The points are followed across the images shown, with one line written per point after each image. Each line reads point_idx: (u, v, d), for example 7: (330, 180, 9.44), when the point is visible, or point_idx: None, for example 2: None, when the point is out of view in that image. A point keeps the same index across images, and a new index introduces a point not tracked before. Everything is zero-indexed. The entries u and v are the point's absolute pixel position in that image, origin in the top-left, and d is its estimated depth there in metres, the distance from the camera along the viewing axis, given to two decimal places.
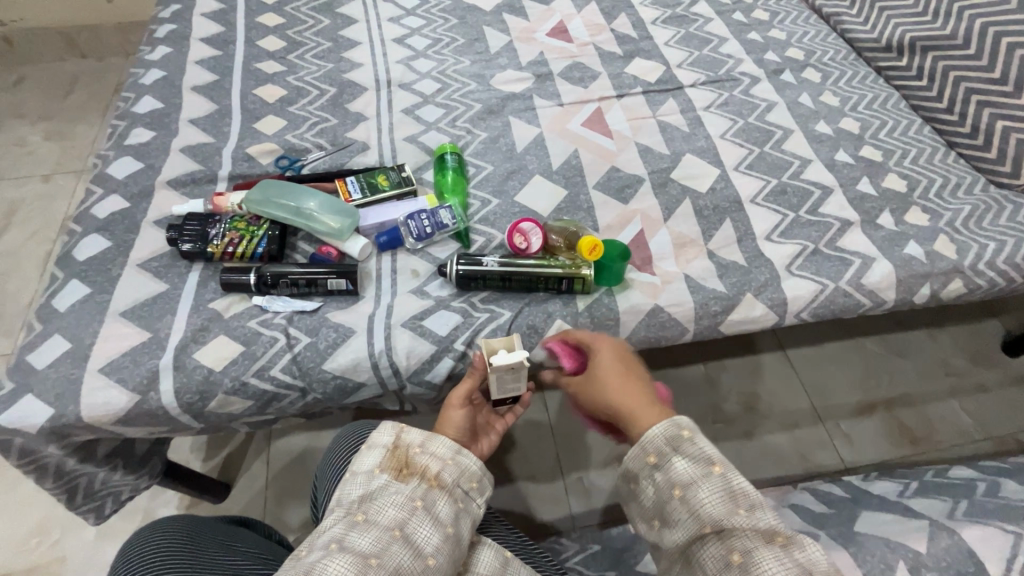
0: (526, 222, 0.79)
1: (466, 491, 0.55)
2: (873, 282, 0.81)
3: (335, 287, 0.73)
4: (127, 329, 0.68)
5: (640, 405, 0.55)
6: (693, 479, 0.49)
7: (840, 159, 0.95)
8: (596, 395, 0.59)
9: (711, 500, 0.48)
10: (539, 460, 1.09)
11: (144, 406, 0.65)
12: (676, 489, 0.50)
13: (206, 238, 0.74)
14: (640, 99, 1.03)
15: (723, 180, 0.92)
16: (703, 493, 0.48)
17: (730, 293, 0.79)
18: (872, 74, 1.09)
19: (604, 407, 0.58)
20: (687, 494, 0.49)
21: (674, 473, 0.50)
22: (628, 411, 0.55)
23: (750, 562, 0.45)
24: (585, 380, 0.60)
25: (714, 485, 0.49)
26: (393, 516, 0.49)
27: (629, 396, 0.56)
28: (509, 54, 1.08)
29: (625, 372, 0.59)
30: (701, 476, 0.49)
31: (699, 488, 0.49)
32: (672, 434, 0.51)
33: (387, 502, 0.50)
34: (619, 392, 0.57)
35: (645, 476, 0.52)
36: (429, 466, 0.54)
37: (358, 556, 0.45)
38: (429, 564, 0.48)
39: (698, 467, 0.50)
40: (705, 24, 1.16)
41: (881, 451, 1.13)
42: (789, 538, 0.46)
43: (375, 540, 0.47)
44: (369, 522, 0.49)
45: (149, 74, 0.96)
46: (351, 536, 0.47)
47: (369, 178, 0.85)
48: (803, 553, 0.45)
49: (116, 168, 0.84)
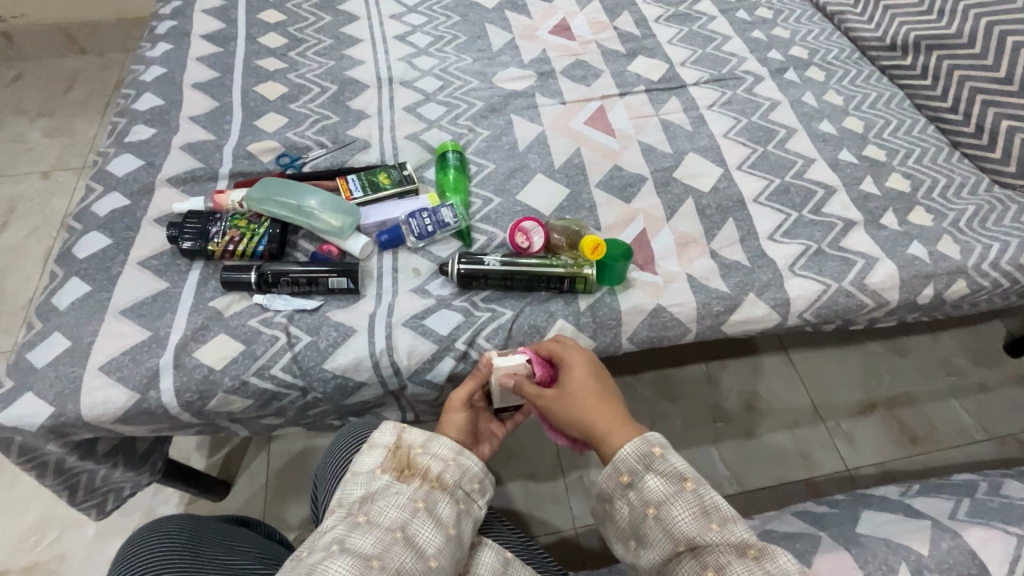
0: (528, 221, 0.78)
1: (468, 492, 0.55)
2: (877, 282, 0.81)
3: (336, 286, 0.72)
4: (127, 328, 0.68)
5: (613, 424, 0.56)
6: (665, 497, 0.50)
7: (844, 158, 0.95)
8: (568, 412, 0.58)
9: (684, 518, 0.49)
10: (540, 459, 1.09)
11: (144, 405, 0.65)
12: (650, 509, 0.51)
13: (207, 236, 0.74)
14: (643, 98, 1.02)
15: (726, 179, 0.91)
16: (676, 511, 0.49)
17: (732, 293, 0.78)
18: (876, 73, 1.08)
19: (577, 424, 0.58)
20: (661, 512, 0.50)
21: (647, 492, 0.51)
22: (601, 431, 0.56)
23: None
24: (557, 396, 0.59)
25: (687, 502, 0.50)
26: (395, 517, 0.49)
27: (602, 414, 0.57)
28: (511, 52, 1.07)
29: (599, 390, 0.59)
30: (674, 493, 0.50)
31: (672, 505, 0.50)
32: (644, 452, 0.52)
33: (389, 503, 0.50)
34: (592, 410, 0.57)
35: (619, 496, 0.53)
36: (431, 466, 0.54)
37: (360, 558, 0.45)
38: (431, 566, 0.48)
39: (670, 485, 0.51)
40: (709, 23, 1.15)
41: (881, 450, 1.13)
42: (762, 550, 0.47)
43: (377, 541, 0.47)
44: (371, 523, 0.48)
45: (149, 71, 0.95)
46: (352, 538, 0.47)
47: (371, 177, 0.84)
48: (775, 564, 0.46)
49: (116, 165, 0.84)
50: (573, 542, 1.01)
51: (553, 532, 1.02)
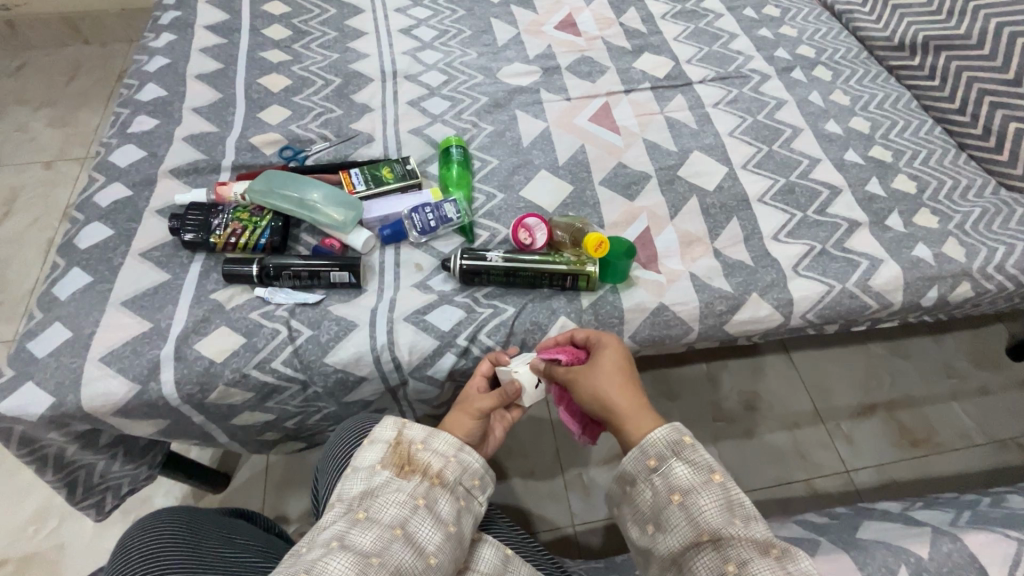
0: (531, 217, 0.78)
1: (469, 489, 0.55)
2: (881, 285, 0.80)
3: (337, 280, 0.72)
4: (129, 320, 0.66)
5: (639, 411, 0.56)
6: (692, 485, 0.50)
7: (849, 159, 0.94)
8: (595, 392, 0.59)
9: (710, 507, 0.49)
10: (539, 456, 1.09)
11: (144, 397, 0.63)
12: (675, 495, 0.50)
13: (209, 227, 0.73)
14: (648, 94, 1.02)
15: (731, 178, 0.91)
16: (702, 500, 0.49)
17: (736, 292, 0.78)
18: (883, 73, 1.08)
19: (602, 404, 0.58)
20: (686, 500, 0.50)
21: (673, 478, 0.51)
22: (624, 413, 0.57)
23: (744, 572, 0.46)
24: (586, 370, 0.61)
25: (713, 495, 0.49)
26: (396, 513, 0.49)
27: (626, 398, 0.58)
28: (516, 47, 1.07)
29: (627, 378, 0.60)
30: (701, 483, 0.50)
31: (699, 495, 0.50)
32: (674, 439, 0.52)
33: (389, 500, 0.50)
34: (620, 393, 0.58)
35: (643, 479, 0.53)
36: (432, 463, 0.54)
37: (359, 555, 0.45)
38: (430, 564, 0.48)
39: (698, 475, 0.51)
40: (715, 20, 1.14)
41: (882, 452, 1.13)
42: (784, 551, 0.47)
43: (376, 538, 0.47)
44: (371, 520, 0.48)
45: (153, 61, 0.95)
46: (352, 534, 0.47)
47: (374, 170, 0.84)
48: (797, 566, 0.46)
49: (118, 155, 0.82)
50: (572, 539, 1.01)
51: (553, 529, 1.02)
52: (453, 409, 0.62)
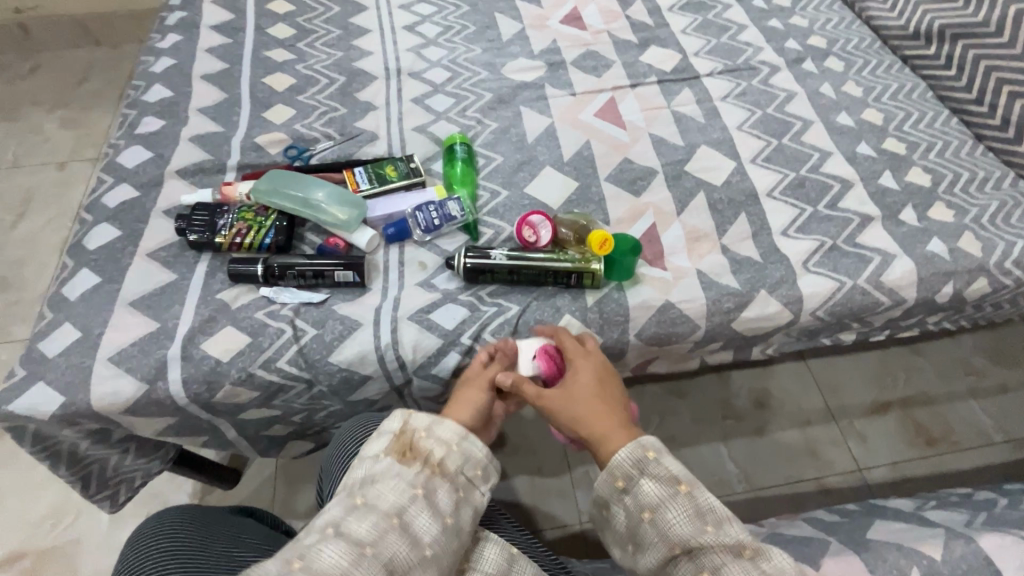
0: (535, 214, 0.77)
1: (470, 480, 0.54)
2: (894, 280, 0.78)
3: (342, 279, 0.72)
4: (137, 320, 0.66)
5: (611, 429, 0.56)
6: (660, 500, 0.49)
7: (861, 152, 0.93)
8: (569, 413, 0.58)
9: (679, 519, 0.48)
10: (546, 454, 1.09)
11: (153, 396, 0.63)
12: (645, 512, 0.50)
13: (214, 228, 0.73)
14: (655, 89, 1.01)
15: (739, 173, 0.90)
16: (671, 513, 0.49)
17: (743, 290, 0.77)
18: (897, 63, 1.05)
19: (574, 425, 0.58)
20: (656, 517, 0.49)
21: (642, 496, 0.50)
22: (597, 434, 0.56)
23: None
24: (559, 396, 0.59)
25: (681, 505, 0.49)
26: (393, 500, 0.49)
27: (599, 417, 0.57)
28: (521, 42, 1.06)
29: (600, 397, 0.59)
30: (669, 497, 0.49)
31: (667, 508, 0.49)
32: (638, 457, 0.52)
33: (388, 488, 0.50)
34: (592, 413, 0.57)
35: (616, 501, 0.52)
36: (433, 450, 0.54)
37: (353, 545, 0.45)
38: (426, 554, 0.47)
39: (665, 487, 0.50)
40: (724, 11, 1.13)
41: (895, 451, 1.11)
42: (757, 551, 0.46)
43: (372, 527, 0.46)
44: (368, 507, 0.48)
45: (159, 62, 0.95)
46: (348, 522, 0.46)
47: (378, 168, 0.83)
48: (771, 563, 0.45)
49: (125, 156, 0.83)
50: (580, 537, 1.01)
51: (562, 527, 1.02)
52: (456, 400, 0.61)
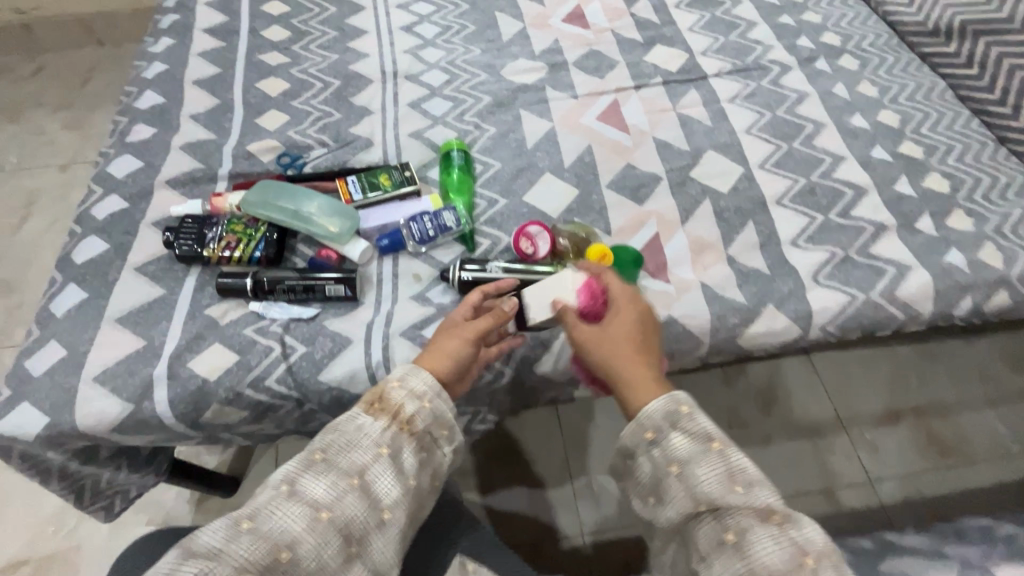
0: (533, 225, 0.75)
1: (435, 439, 0.55)
2: (909, 294, 0.74)
3: (332, 293, 0.70)
4: (123, 337, 0.65)
5: (643, 380, 0.56)
6: (690, 456, 0.51)
7: (876, 156, 0.89)
8: (603, 356, 0.58)
9: (710, 476, 0.50)
10: (547, 463, 1.07)
11: (138, 416, 0.62)
12: (673, 466, 0.51)
13: (203, 241, 0.72)
14: (660, 90, 0.97)
15: (747, 179, 0.86)
16: (701, 471, 0.50)
17: (749, 305, 0.74)
18: (915, 60, 1.01)
19: (605, 369, 0.58)
20: (684, 471, 0.51)
21: (671, 449, 0.52)
22: (627, 381, 0.56)
23: (743, 540, 0.48)
24: (596, 338, 0.59)
25: (712, 463, 0.50)
26: (354, 461, 0.50)
27: (633, 367, 0.57)
28: (522, 42, 1.03)
29: (638, 345, 0.59)
30: (700, 454, 0.51)
31: (697, 465, 0.51)
32: (671, 410, 0.53)
33: (350, 446, 0.51)
34: (627, 362, 0.57)
35: (642, 453, 0.53)
36: (404, 405, 0.53)
37: (309, 507, 0.47)
38: (383, 517, 0.50)
39: (697, 445, 0.52)
40: (733, 7, 1.09)
41: (907, 462, 1.08)
42: (784, 515, 0.48)
43: (330, 488, 0.49)
44: (327, 465, 0.49)
45: (151, 67, 0.93)
46: (304, 481, 0.49)
47: (371, 177, 0.80)
48: (798, 532, 0.47)
49: (115, 166, 0.81)
50: (580, 549, 1.00)
51: (563, 539, 1.01)
52: (430, 352, 0.60)
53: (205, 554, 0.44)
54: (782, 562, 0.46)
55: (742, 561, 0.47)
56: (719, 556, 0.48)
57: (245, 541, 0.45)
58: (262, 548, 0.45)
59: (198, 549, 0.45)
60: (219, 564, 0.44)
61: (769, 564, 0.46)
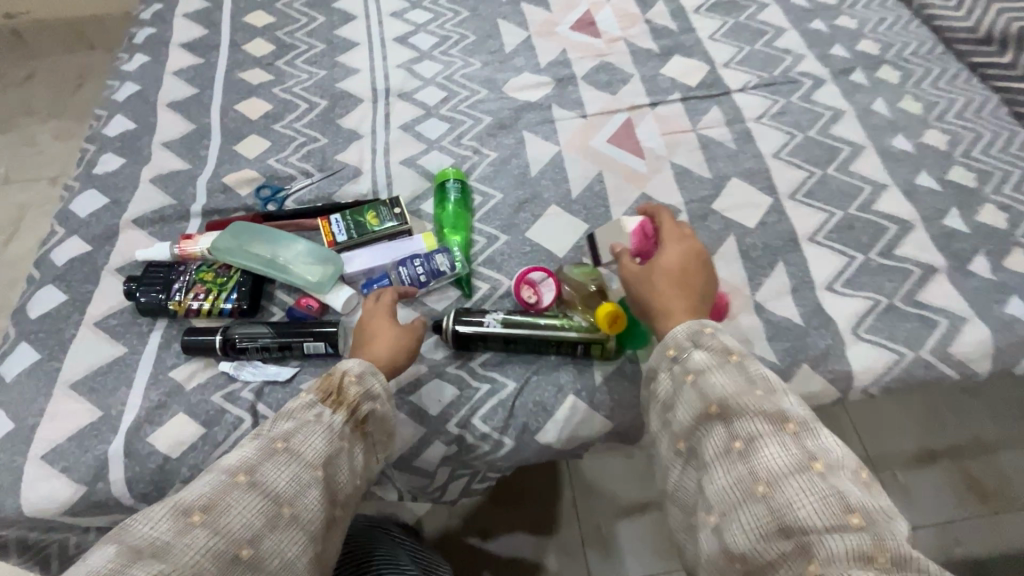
0: (535, 271, 0.67)
1: (377, 443, 0.54)
2: (964, 352, 0.66)
3: (312, 350, 0.62)
4: (78, 407, 0.59)
5: (673, 307, 0.55)
6: (708, 365, 0.48)
7: (922, 184, 0.79)
8: (640, 286, 0.58)
9: (726, 382, 0.47)
10: (552, 506, 1.00)
11: (92, 499, 0.55)
12: (688, 375, 0.49)
13: (168, 291, 0.64)
14: (678, 107, 0.88)
15: (776, 212, 0.77)
16: (715, 376, 0.47)
17: (780, 364, 0.65)
18: (964, 71, 0.90)
19: (640, 301, 0.58)
20: (699, 378, 0.48)
21: (688, 361, 0.50)
22: (658, 308, 0.56)
23: (751, 446, 0.43)
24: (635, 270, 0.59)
25: (729, 372, 0.48)
26: (317, 451, 0.47)
27: (666, 294, 0.56)
28: (526, 53, 0.94)
29: (678, 276, 0.57)
30: (716, 363, 0.48)
31: (711, 372, 0.48)
32: (692, 331, 0.51)
33: (313, 437, 0.48)
34: (661, 291, 0.56)
35: (663, 367, 0.51)
36: (362, 402, 0.52)
37: (269, 500, 0.43)
38: (337, 512, 0.49)
39: (714, 357, 0.49)
40: (759, 12, 0.99)
41: (944, 508, 0.99)
42: (800, 427, 0.43)
43: (293, 480, 0.45)
44: (290, 455, 0.46)
45: (123, 88, 0.86)
46: (266, 470, 0.45)
47: (356, 215, 0.72)
48: (813, 441, 0.42)
49: (79, 203, 0.74)
50: None
51: None
52: (377, 344, 0.59)
53: (147, 553, 0.38)
54: (789, 464, 0.41)
55: (746, 467, 0.42)
56: (724, 461, 0.43)
57: (199, 535, 0.40)
58: (218, 542, 0.40)
59: (139, 546, 0.39)
60: (168, 561, 0.38)
61: (774, 465, 0.41)
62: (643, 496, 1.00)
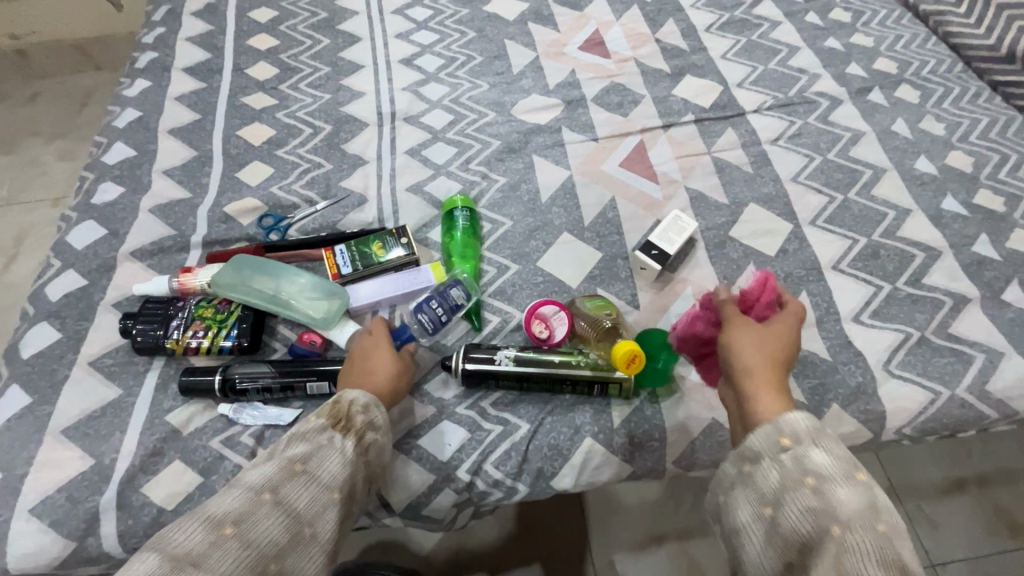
0: (546, 304, 0.64)
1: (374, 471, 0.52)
2: (1002, 389, 0.63)
3: (315, 391, 0.59)
4: (70, 455, 0.56)
5: (778, 389, 0.50)
6: (833, 474, 0.42)
7: (949, 209, 0.76)
8: (747, 352, 0.52)
9: (853, 504, 0.40)
10: (560, 538, 0.87)
11: (83, 554, 0.53)
12: (808, 477, 0.42)
13: (166, 329, 0.62)
14: (692, 129, 0.85)
15: (797, 239, 0.74)
16: (842, 492, 0.41)
17: (809, 403, 0.62)
18: (985, 90, 0.88)
19: (741, 365, 0.52)
20: (820, 486, 0.42)
21: (808, 462, 0.43)
22: (763, 381, 0.50)
23: None
24: (749, 336, 0.54)
25: (856, 492, 0.41)
26: (336, 475, 0.47)
27: (774, 372, 0.51)
28: (534, 74, 0.92)
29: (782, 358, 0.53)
30: (842, 477, 0.42)
31: (836, 485, 0.41)
32: (814, 426, 0.46)
33: (330, 461, 0.47)
34: (769, 366, 0.51)
35: (769, 456, 0.45)
36: (367, 433, 0.51)
37: (292, 519, 0.43)
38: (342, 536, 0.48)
39: (841, 467, 0.43)
40: (772, 30, 0.96)
41: (974, 542, 0.94)
42: None
43: (312, 501, 0.45)
44: (309, 477, 0.46)
45: (123, 114, 0.84)
46: (287, 490, 0.44)
47: (362, 246, 0.70)
48: None
49: (76, 234, 0.72)
50: None
51: None
52: (378, 371, 0.57)
53: (184, 563, 0.38)
54: None
55: None
56: None
57: (230, 551, 0.40)
58: (249, 558, 0.40)
59: (175, 556, 0.38)
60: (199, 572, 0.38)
61: None
62: (659, 527, 0.88)
